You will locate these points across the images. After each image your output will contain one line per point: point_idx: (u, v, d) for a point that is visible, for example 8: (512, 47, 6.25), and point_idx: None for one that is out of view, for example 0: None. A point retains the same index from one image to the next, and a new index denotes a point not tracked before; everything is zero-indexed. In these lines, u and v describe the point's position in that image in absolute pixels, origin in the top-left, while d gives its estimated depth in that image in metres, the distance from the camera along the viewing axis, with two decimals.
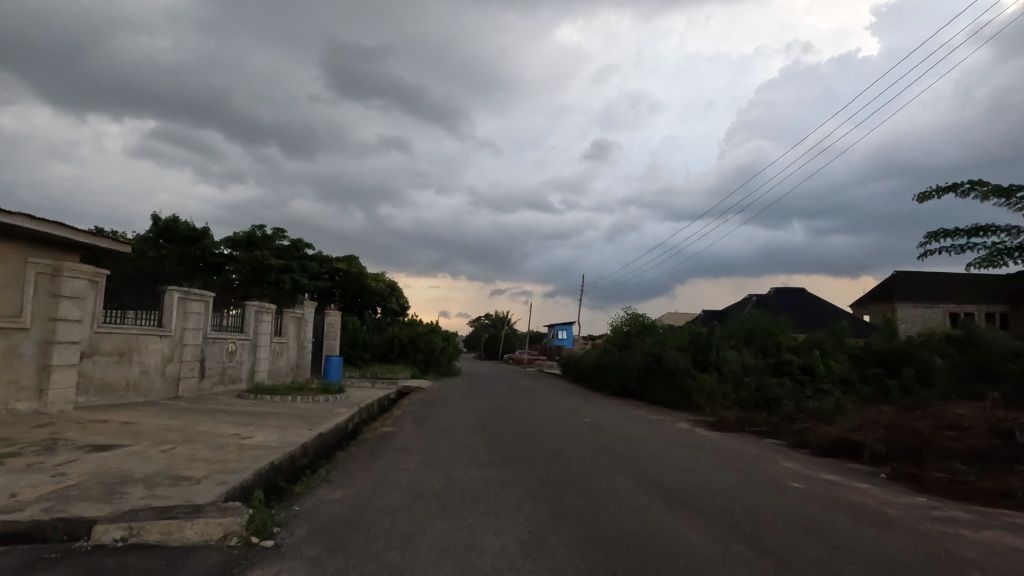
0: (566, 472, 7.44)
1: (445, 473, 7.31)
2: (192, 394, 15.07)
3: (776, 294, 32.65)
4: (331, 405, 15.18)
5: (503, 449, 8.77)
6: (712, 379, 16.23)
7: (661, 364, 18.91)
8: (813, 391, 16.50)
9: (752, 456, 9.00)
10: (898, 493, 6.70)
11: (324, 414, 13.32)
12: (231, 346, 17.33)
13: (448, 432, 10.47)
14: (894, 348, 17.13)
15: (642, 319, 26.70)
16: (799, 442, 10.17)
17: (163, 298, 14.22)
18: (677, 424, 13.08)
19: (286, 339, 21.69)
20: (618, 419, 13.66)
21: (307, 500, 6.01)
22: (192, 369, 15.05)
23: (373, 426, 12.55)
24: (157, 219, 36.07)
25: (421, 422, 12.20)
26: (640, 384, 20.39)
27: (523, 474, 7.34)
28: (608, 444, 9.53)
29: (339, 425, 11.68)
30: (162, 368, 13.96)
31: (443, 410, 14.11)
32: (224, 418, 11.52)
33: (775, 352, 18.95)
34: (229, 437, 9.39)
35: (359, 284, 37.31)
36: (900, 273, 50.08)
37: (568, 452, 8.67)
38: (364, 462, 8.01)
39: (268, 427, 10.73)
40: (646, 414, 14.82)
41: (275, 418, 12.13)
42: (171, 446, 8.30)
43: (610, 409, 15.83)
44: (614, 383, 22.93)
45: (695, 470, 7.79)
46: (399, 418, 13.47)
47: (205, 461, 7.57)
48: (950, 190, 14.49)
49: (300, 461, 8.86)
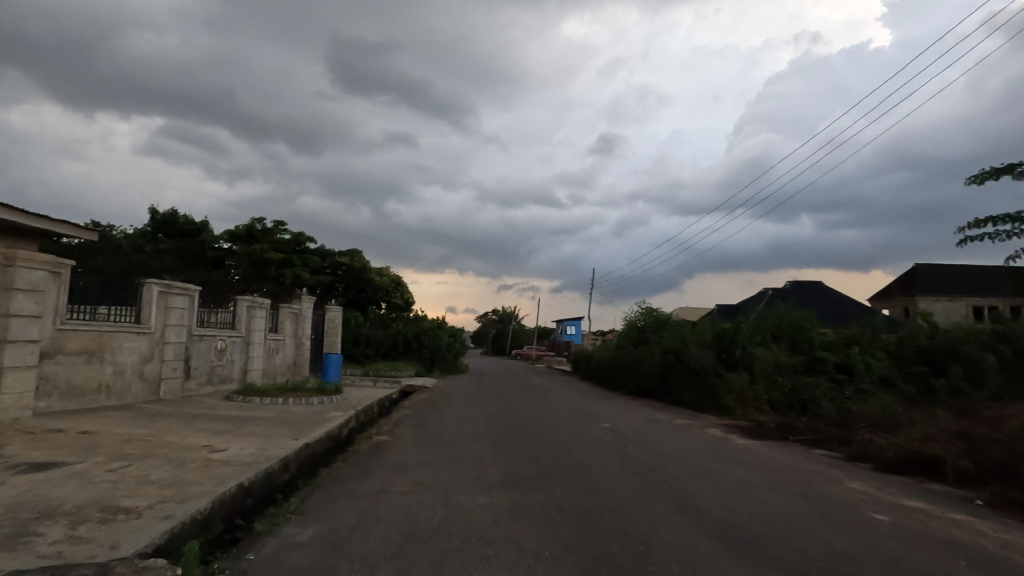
0: (591, 500, 6.15)
1: (445, 501, 6.04)
2: (175, 396, 13.90)
3: (794, 288, 31.05)
4: (325, 407, 13.92)
5: (514, 467, 7.49)
6: (741, 379, 14.81)
7: (682, 362, 17.54)
8: (852, 391, 15.07)
9: (809, 475, 7.64)
10: (1015, 530, 5.37)
11: (315, 419, 12.08)
12: (220, 344, 16.15)
13: (450, 442, 9.21)
14: (936, 345, 15.06)
15: (657, 314, 25.33)
16: (860, 455, 8.78)
17: (140, 292, 13.01)
18: (707, 430, 11.73)
19: (283, 336, 20.51)
20: (641, 424, 12.32)
21: (266, 544, 4.75)
22: (175, 369, 13.89)
23: (368, 433, 11.29)
24: (155, 212, 35.06)
25: (422, 429, 10.92)
26: (660, 384, 19.03)
27: (540, 502, 6.08)
28: (635, 459, 8.24)
29: (330, 433, 10.43)
30: (139, 368, 12.81)
31: (446, 413, 12.83)
32: (200, 425, 10.28)
33: (806, 348, 17.54)
34: (197, 451, 8.14)
35: (362, 278, 36.01)
36: (922, 265, 48.18)
37: (589, 471, 7.38)
38: (348, 484, 6.76)
39: (247, 437, 9.47)
40: (670, 418, 13.47)
41: (258, 424, 10.89)
42: (123, 464, 7.05)
43: (630, 412, 14.50)
44: (630, 382, 21.56)
45: (747, 495, 6.48)
46: (398, 423, 12.19)
47: (157, 484, 6.33)
48: (1005, 171, 12.89)
49: (277, 480, 7.62)
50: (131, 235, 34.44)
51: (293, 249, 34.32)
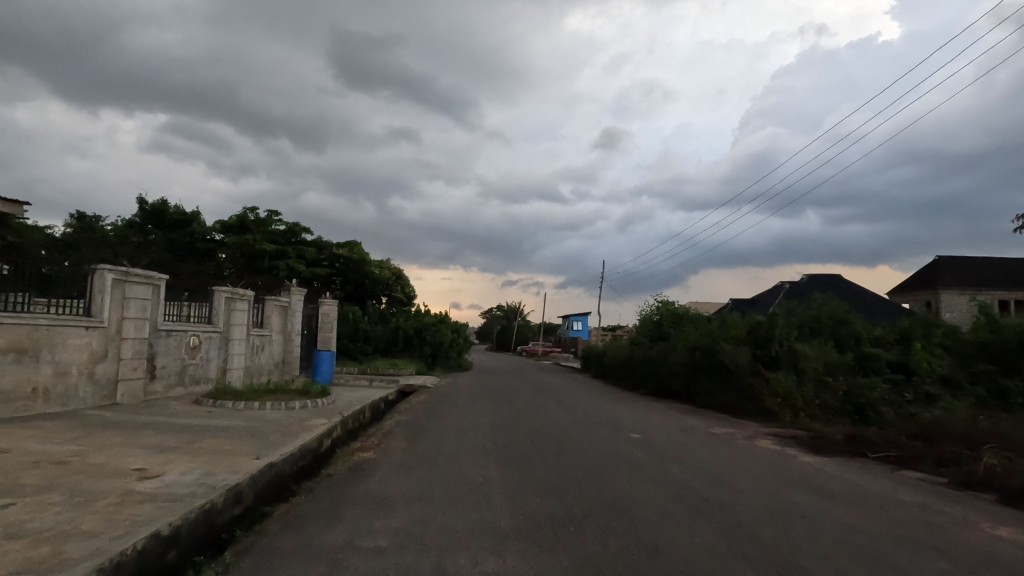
0: (647, 566, 4.30)
1: (437, 567, 4.21)
2: (136, 400, 12.16)
3: (811, 282, 29.12)
4: (307, 413, 12.04)
5: (533, 509, 5.68)
6: (788, 380, 12.83)
7: (711, 359, 15.60)
8: (915, 397, 13.03)
9: (926, 515, 5.74)
10: None
11: (292, 429, 10.21)
12: (192, 340, 14.31)
13: (449, 463, 7.40)
14: (1005, 341, 12.62)
15: (674, 308, 23.39)
16: (975, 481, 6.84)
17: (91, 280, 11.27)
18: (758, 443, 9.81)
19: (269, 331, 18.68)
20: (676, 435, 10.40)
21: None
22: (136, 370, 12.14)
23: (353, 447, 9.42)
24: (143, 202, 33.38)
25: (415, 443, 9.04)
26: (687, 385, 17.07)
27: (576, 569, 4.25)
28: (687, 490, 6.42)
29: (305, 447, 8.60)
30: (89, 369, 11.06)
31: (447, 422, 10.93)
32: (145, 440, 8.39)
33: (851, 344, 15.49)
34: (122, 479, 6.30)
35: (360, 270, 33.85)
36: (944, 257, 46.08)
37: (634, 513, 5.54)
38: (304, 535, 4.90)
39: (198, 455, 7.61)
40: (709, 426, 11.52)
41: (218, 437, 9.03)
42: (4, 504, 5.19)
43: (659, 417, 12.60)
44: (651, 382, 19.58)
45: (867, 558, 4.59)
46: (389, 433, 10.32)
47: (30, 538, 4.48)
48: None
49: (218, 520, 5.78)
50: (119, 227, 32.88)
51: (288, 240, 32.78)
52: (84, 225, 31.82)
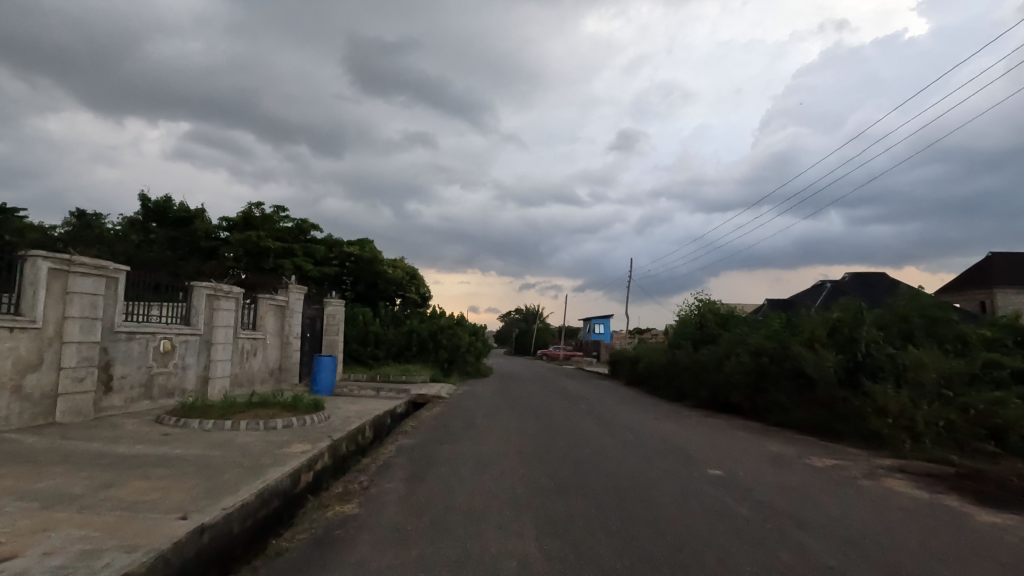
0: None
1: None
2: (83, 418, 9.92)
3: (864, 279, 26.16)
4: (290, 436, 9.64)
5: None
6: (897, 396, 10.08)
7: (786, 367, 12.81)
8: None
9: None
10: None
11: (263, 459, 7.82)
12: (163, 344, 12.05)
13: (466, 528, 4.95)
14: None
15: (720, 308, 20.63)
16: None
17: (21, 270, 9.02)
18: (889, 485, 7.16)
19: (262, 334, 16.42)
20: (772, 471, 7.77)
21: None
22: (83, 381, 9.90)
23: (336, 491, 6.92)
24: (146, 200, 31.60)
25: (419, 487, 6.51)
26: (751, 398, 14.32)
27: None
28: None
29: (268, 494, 6.12)
30: (15, 382, 8.84)
31: (464, 451, 8.43)
32: (44, 483, 6.03)
33: (958, 347, 12.48)
34: None
35: (372, 269, 31.57)
36: (998, 252, 41.92)
37: None
38: None
39: (97, 514, 5.17)
40: (805, 457, 8.83)
41: (154, 475, 6.62)
42: None
43: (734, 442, 9.94)
44: (702, 393, 16.83)
45: None
46: (388, 467, 7.81)
47: None
48: None
49: None
50: (122, 226, 31.17)
51: (296, 238, 31.16)
52: (84, 224, 30.11)
